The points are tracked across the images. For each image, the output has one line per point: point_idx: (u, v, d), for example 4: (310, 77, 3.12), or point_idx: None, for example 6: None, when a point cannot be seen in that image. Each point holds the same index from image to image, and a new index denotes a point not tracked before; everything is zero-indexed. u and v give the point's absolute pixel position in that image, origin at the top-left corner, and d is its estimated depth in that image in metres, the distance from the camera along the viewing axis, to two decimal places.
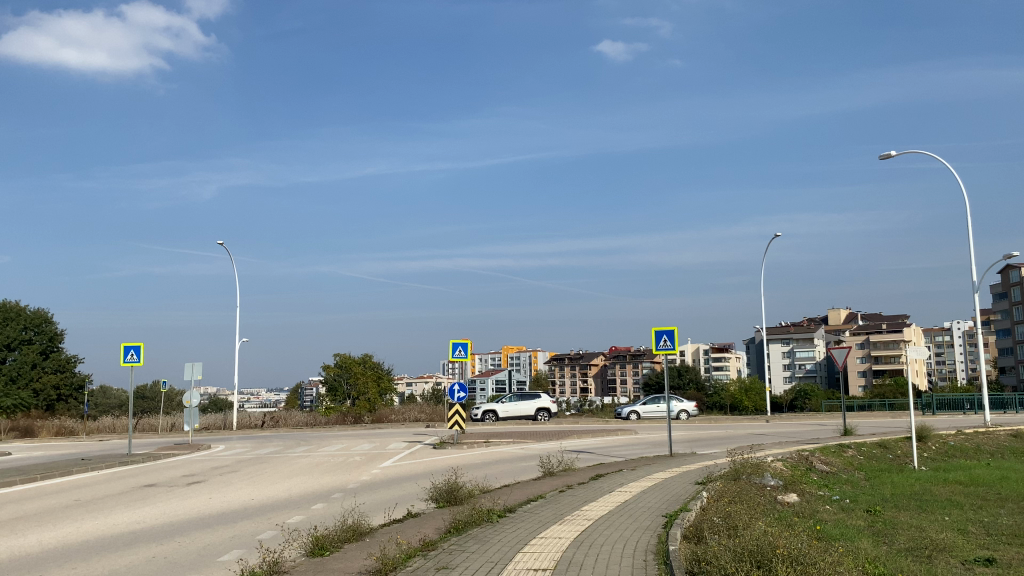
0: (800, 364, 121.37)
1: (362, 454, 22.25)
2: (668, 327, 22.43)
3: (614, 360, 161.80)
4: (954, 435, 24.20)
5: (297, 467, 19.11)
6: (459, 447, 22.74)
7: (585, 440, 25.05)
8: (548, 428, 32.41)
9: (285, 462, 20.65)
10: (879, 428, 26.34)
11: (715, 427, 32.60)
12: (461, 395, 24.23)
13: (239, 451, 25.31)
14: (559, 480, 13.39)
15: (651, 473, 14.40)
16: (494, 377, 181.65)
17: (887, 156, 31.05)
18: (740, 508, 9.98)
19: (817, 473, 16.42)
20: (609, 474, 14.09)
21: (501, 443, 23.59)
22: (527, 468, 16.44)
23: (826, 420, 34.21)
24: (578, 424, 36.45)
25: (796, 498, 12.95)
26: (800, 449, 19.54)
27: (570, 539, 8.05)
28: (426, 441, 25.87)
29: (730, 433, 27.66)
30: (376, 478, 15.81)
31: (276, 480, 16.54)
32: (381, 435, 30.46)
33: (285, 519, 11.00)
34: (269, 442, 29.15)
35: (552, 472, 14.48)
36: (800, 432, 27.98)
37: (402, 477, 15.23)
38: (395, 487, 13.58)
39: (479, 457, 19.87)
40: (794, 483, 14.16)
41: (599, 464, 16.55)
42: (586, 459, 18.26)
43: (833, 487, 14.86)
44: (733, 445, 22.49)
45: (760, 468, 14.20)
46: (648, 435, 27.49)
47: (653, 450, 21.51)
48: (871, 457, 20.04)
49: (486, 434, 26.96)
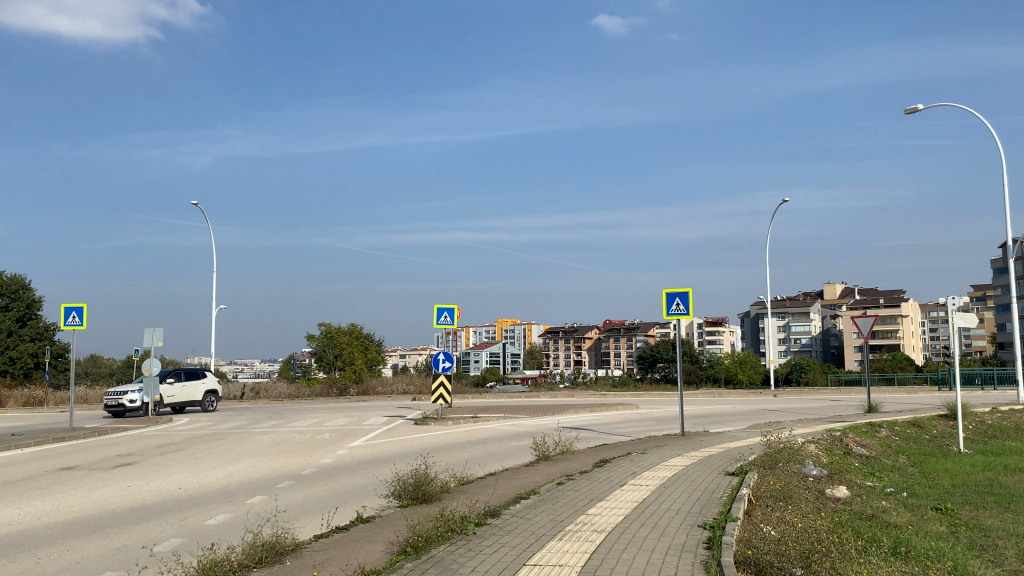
0: (796, 338, 119.15)
1: (331, 431, 19.72)
2: (681, 290, 19.82)
3: (608, 333, 159.93)
4: (991, 414, 21.89)
5: (255, 446, 16.58)
6: (443, 424, 20.22)
7: (584, 416, 22.58)
8: (542, 402, 30.06)
9: (242, 440, 18.11)
10: (906, 405, 24.04)
11: (722, 401, 30.21)
12: (446, 365, 21.75)
13: (201, 426, 22.87)
14: (554, 469, 10.85)
15: (666, 458, 11.89)
16: (487, 349, 179.89)
17: (915, 112, 28.40)
18: (802, 520, 7.48)
19: (857, 458, 13.98)
20: (615, 460, 11.60)
21: (489, 419, 21.08)
22: (517, 451, 13.91)
23: (840, 395, 31.87)
24: (574, 398, 34.08)
25: (849, 494, 10.53)
26: (829, 428, 17.16)
27: (575, 569, 5.52)
28: (408, 416, 23.40)
29: (743, 409, 25.31)
30: (339, 462, 13.33)
31: (223, 462, 13.95)
32: (361, 409, 28.09)
33: (202, 522, 8.47)
34: (239, 416, 26.82)
35: (547, 457, 11.99)
36: (819, 408, 25.62)
37: (364, 463, 12.73)
38: (355, 476, 11.10)
39: (463, 436, 17.32)
40: (839, 474, 11.71)
41: (602, 446, 14.06)
42: (586, 440, 15.76)
43: (881, 477, 12.48)
44: (751, 423, 20.13)
45: (798, 454, 11.76)
46: (652, 409, 25.07)
47: (662, 428, 19.11)
48: (908, 439, 17.65)
49: (474, 408, 24.53)
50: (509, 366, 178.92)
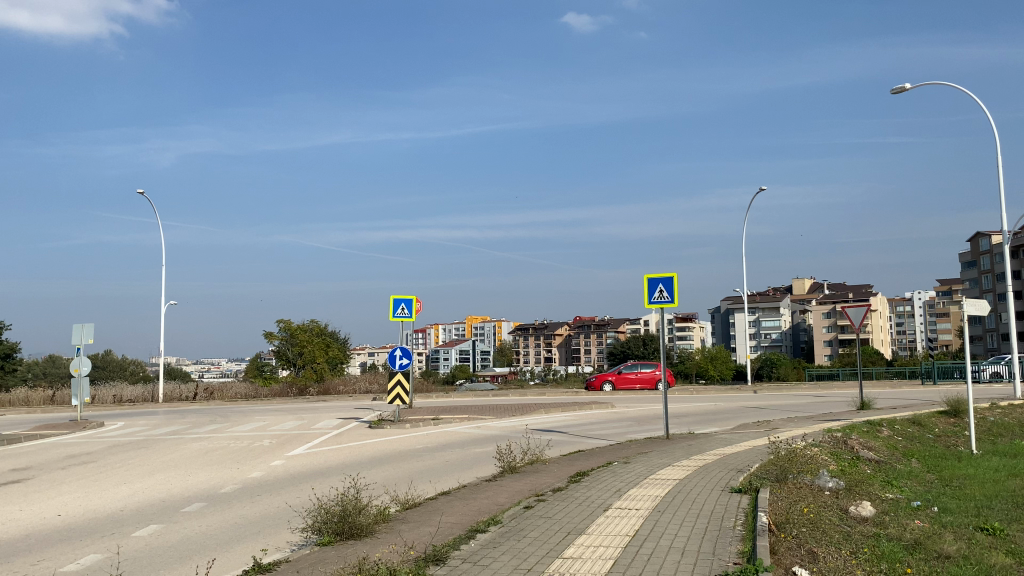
0: (765, 333, 118.66)
1: (273, 437, 17.56)
2: (665, 275, 18.01)
3: (578, 329, 158.57)
4: (990, 410, 20.39)
5: (179, 456, 14.36)
6: (400, 427, 18.15)
7: (555, 416, 20.66)
8: (511, 401, 28.08)
9: (168, 448, 15.94)
10: (899, 401, 22.46)
11: (702, 399, 28.46)
12: (404, 361, 19.79)
13: (131, 431, 20.52)
14: (521, 486, 8.86)
15: (655, 469, 9.97)
16: (458, 347, 177.81)
17: (900, 91, 26.78)
18: (854, 570, 5.58)
19: (868, 464, 12.25)
20: (594, 472, 9.69)
21: (452, 422, 19.07)
22: (478, 461, 11.92)
23: (822, 391, 30.34)
24: (544, 396, 32.11)
25: (876, 511, 8.80)
26: (827, 428, 15.45)
27: None
28: (362, 418, 21.32)
29: (725, 407, 23.61)
30: (270, 478, 11.29)
31: (132, 477, 11.71)
32: (314, 409, 25.76)
33: (54, 569, 6.37)
34: (179, 420, 24.50)
35: (511, 469, 10.03)
36: (808, 404, 23.95)
37: (298, 482, 10.69)
38: (276, 499, 9.07)
39: (420, 442, 15.27)
40: (858, 485, 9.94)
41: (579, 452, 12.15)
42: (560, 445, 13.84)
43: (900, 487, 10.75)
44: (737, 422, 18.40)
45: (810, 463, 9.95)
46: (630, 408, 23.19)
47: (642, 428, 17.28)
48: (913, 439, 16.01)
49: (436, 409, 22.51)
50: (479, 364, 176.99)
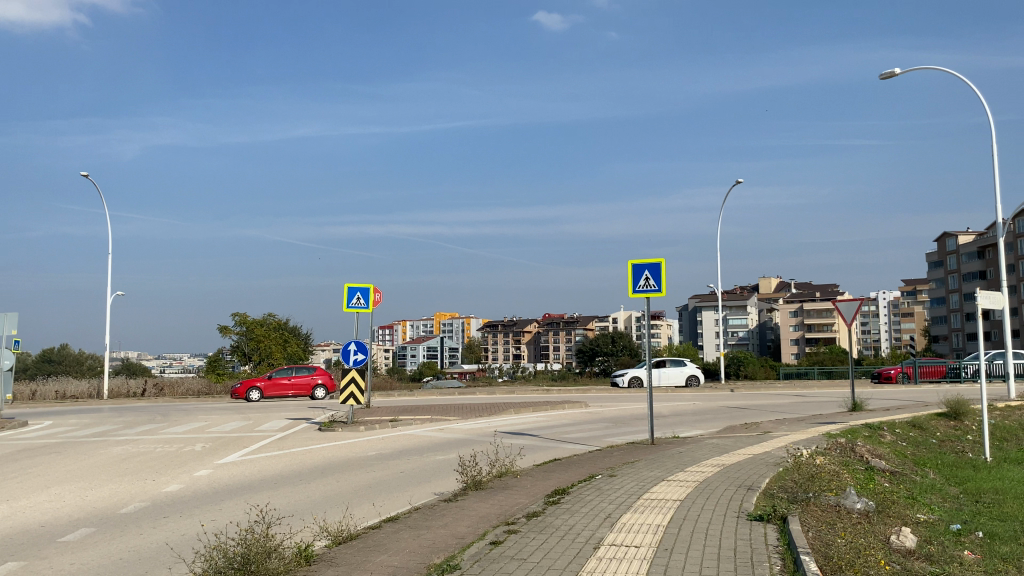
0: (733, 332, 118.10)
1: (209, 439, 15.64)
2: (652, 262, 16.50)
3: (547, 326, 156.95)
4: (988, 412, 19.02)
5: (90, 465, 12.33)
6: (353, 430, 16.29)
7: (525, 417, 18.95)
8: (476, 400, 26.29)
9: (85, 453, 13.95)
10: (890, 402, 20.99)
11: (679, 399, 26.85)
12: (359, 357, 17.96)
13: (54, 433, 18.44)
14: (489, 511, 7.11)
15: (645, 487, 8.25)
16: (425, 343, 175.60)
17: (890, 78, 25.32)
18: None
19: (883, 476, 10.71)
20: (574, 490, 7.96)
21: (412, 424, 17.23)
22: (437, 473, 10.14)
23: (802, 391, 28.97)
24: (513, 395, 30.34)
25: (919, 541, 7.21)
26: (826, 432, 13.92)
27: None
28: (314, 419, 19.43)
29: (706, 407, 22.03)
30: (182, 495, 9.36)
31: (20, 491, 9.73)
32: (263, 410, 23.74)
33: None
34: (115, 420, 22.43)
35: (470, 486, 8.26)
36: (795, 405, 22.44)
37: (219, 499, 8.84)
38: (176, 528, 7.21)
39: (374, 447, 13.43)
40: (889, 506, 8.32)
41: (554, 463, 10.41)
42: (532, 453, 12.10)
43: (927, 506, 9.19)
44: (724, 425, 16.85)
45: (833, 480, 8.30)
46: (605, 408, 21.51)
47: (622, 432, 15.68)
48: (918, 445, 14.56)
49: (395, 409, 20.72)
50: (447, 361, 175.12)
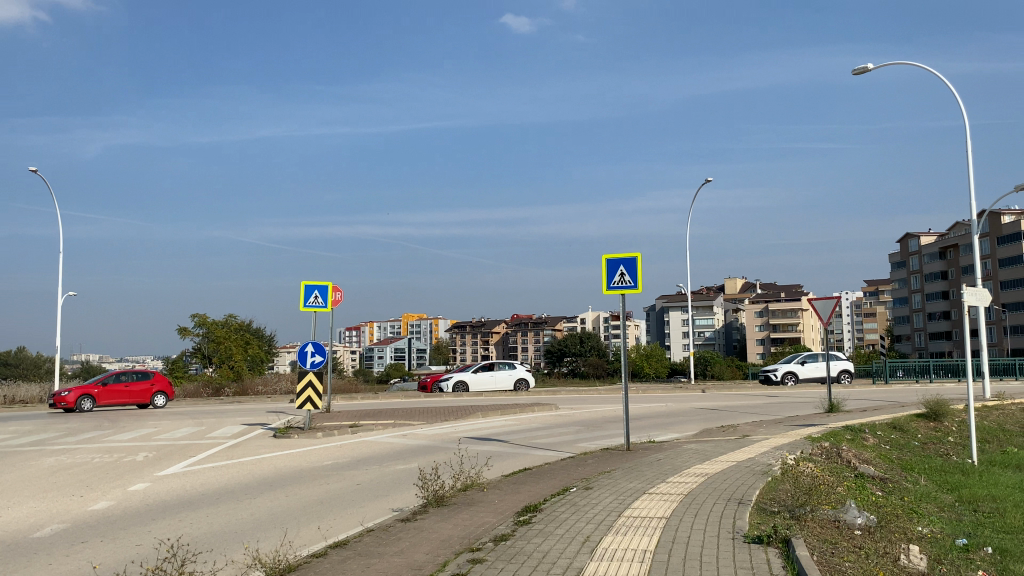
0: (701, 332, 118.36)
1: (154, 448, 14.56)
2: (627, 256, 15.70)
3: (515, 327, 156.11)
4: (966, 412, 18.57)
5: (17, 478, 11.25)
6: (310, 436, 15.30)
7: (492, 421, 18.07)
8: (442, 402, 25.43)
9: (16, 464, 12.84)
10: (867, 403, 20.46)
11: (650, 399, 26.17)
12: (316, 359, 16.95)
13: None
14: (454, 534, 6.27)
15: (624, 501, 7.45)
16: (393, 344, 173.89)
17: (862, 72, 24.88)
18: None
19: (875, 484, 10.04)
20: (548, 506, 7.16)
21: (373, 429, 16.30)
22: (396, 486, 9.26)
23: (775, 391, 28.48)
24: (480, 398, 29.46)
25: (931, 562, 6.49)
26: (809, 436, 13.26)
27: None
28: (271, 424, 18.40)
29: (679, 408, 21.35)
30: (109, 514, 8.35)
31: None
32: (218, 414, 22.60)
33: None
34: (58, 426, 21.17)
35: (430, 503, 7.40)
36: (770, 406, 21.88)
37: (149, 520, 7.86)
38: (90, 558, 6.23)
39: (330, 456, 12.48)
40: (890, 520, 7.61)
41: (524, 473, 9.58)
42: (499, 462, 11.27)
43: (928, 518, 8.50)
44: (700, 428, 16.15)
45: (829, 492, 7.57)
46: (575, 411, 20.69)
47: (595, 435, 14.91)
48: (901, 448, 13.98)
49: (356, 413, 19.72)
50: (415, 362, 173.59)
